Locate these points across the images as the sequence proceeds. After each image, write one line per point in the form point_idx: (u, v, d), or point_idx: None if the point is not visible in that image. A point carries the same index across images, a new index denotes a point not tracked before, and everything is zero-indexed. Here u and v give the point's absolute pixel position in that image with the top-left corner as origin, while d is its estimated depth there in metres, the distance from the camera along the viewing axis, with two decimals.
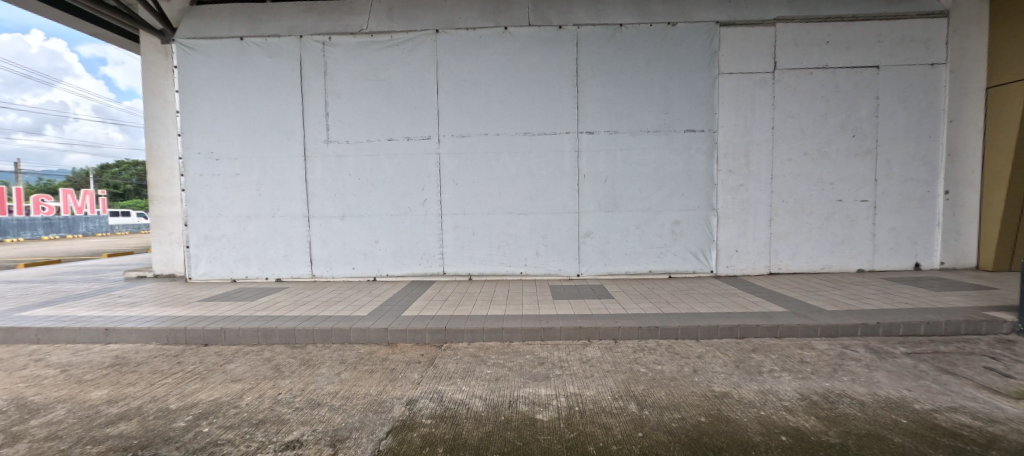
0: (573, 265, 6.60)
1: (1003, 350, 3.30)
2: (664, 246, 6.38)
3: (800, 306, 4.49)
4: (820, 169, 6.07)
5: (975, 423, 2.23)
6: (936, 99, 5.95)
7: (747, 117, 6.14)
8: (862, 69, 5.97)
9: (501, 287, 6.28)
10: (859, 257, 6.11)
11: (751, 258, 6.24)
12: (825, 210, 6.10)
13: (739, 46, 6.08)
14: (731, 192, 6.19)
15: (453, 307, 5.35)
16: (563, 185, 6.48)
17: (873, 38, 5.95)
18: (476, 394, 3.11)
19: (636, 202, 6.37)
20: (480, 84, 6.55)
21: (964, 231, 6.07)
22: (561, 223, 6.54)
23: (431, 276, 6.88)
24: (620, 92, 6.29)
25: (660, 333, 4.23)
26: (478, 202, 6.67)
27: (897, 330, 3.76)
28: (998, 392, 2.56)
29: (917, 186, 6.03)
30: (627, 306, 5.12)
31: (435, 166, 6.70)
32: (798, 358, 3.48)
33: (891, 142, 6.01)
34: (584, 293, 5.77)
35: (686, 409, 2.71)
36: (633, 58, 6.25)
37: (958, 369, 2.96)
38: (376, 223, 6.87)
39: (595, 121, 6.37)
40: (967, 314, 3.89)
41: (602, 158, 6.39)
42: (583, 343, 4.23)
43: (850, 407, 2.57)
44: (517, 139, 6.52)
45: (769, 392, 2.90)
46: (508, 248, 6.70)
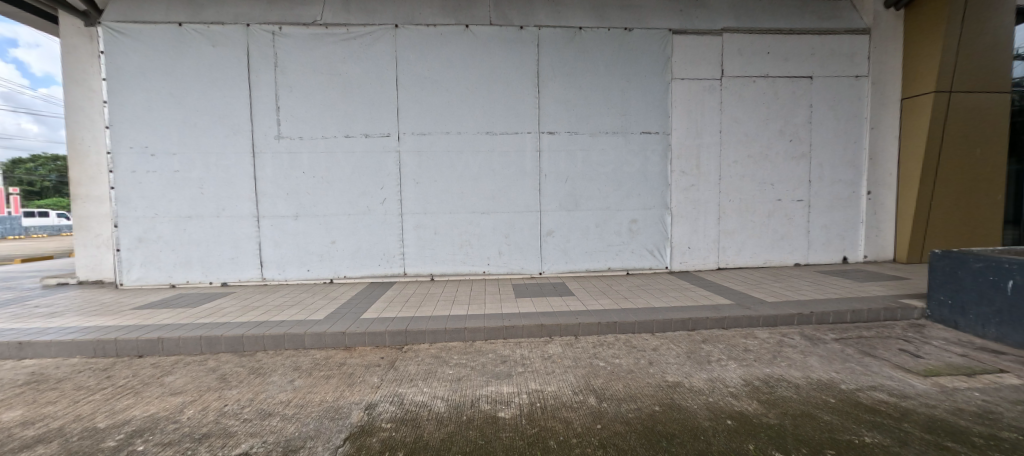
0: (535, 264, 6.71)
1: (909, 332, 4.12)
2: (622, 244, 6.71)
3: (746, 298, 5.19)
4: (762, 170, 6.66)
5: (889, 399, 2.86)
6: (859, 108, 6.67)
7: (697, 120, 6.60)
8: (799, 78, 6.58)
9: (463, 287, 6.23)
10: (795, 252, 6.79)
11: (702, 254, 6.78)
12: (767, 208, 6.71)
13: (690, 53, 6.51)
14: (683, 192, 6.65)
15: (414, 308, 5.21)
16: (526, 184, 6.57)
17: (807, 51, 6.57)
18: (437, 394, 3.10)
19: (596, 202, 6.63)
20: (442, 82, 6.42)
21: (883, 227, 6.84)
22: (524, 222, 6.62)
23: (392, 277, 6.56)
24: (578, 95, 6.49)
25: (618, 328, 4.58)
26: (439, 202, 6.54)
27: (828, 318, 4.51)
28: (909, 371, 3.26)
29: (844, 187, 6.75)
30: (587, 302, 5.42)
31: (395, 165, 6.44)
32: (742, 347, 4.02)
33: (822, 146, 6.69)
34: (545, 291, 5.95)
35: (642, 400, 3.02)
36: (594, 61, 6.47)
37: (878, 351, 3.69)
38: (333, 222, 6.49)
39: (557, 122, 6.52)
40: (887, 302, 4.73)
41: (562, 158, 6.56)
42: (545, 339, 4.43)
43: (788, 390, 3.07)
44: (478, 138, 6.48)
45: (717, 379, 3.33)
46: (470, 249, 6.65)
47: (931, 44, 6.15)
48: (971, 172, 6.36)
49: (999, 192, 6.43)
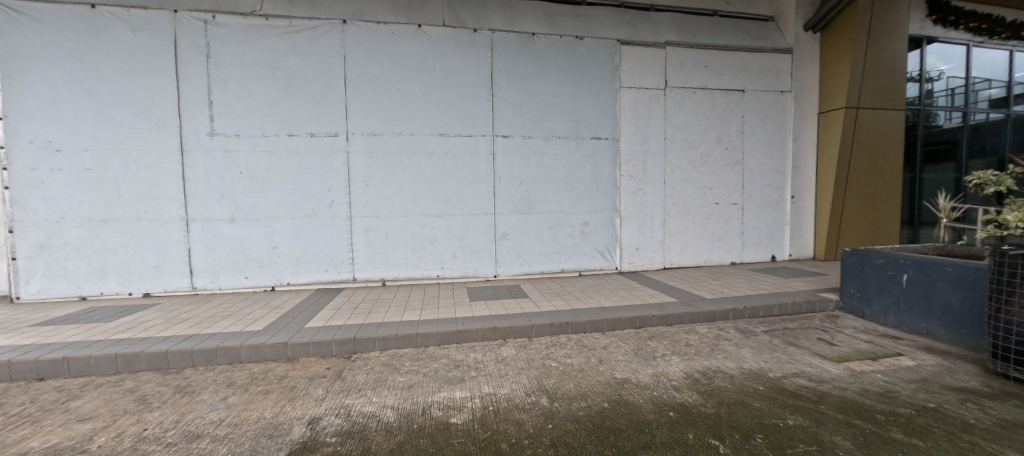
0: (490, 267, 6.61)
1: (826, 322, 4.56)
2: (575, 247, 6.82)
3: (688, 296, 5.47)
4: (702, 176, 7.10)
5: (809, 384, 3.11)
6: (784, 120, 7.34)
7: (644, 127, 6.89)
8: (733, 91, 7.12)
9: (416, 291, 5.96)
10: (731, 252, 7.30)
11: (649, 254, 7.06)
12: (706, 211, 7.16)
13: (637, 63, 6.80)
14: (631, 195, 6.90)
15: (363, 315, 4.87)
16: (480, 188, 6.46)
17: (740, 66, 7.12)
18: (387, 404, 2.88)
19: (550, 205, 6.68)
20: (394, 82, 6.11)
21: (804, 228, 7.56)
22: (478, 225, 6.52)
23: (340, 283, 6.19)
24: (532, 99, 6.52)
25: (570, 328, 4.60)
26: (390, 206, 6.22)
27: (758, 312, 4.87)
28: (825, 357, 3.59)
29: (772, 191, 7.38)
30: (541, 304, 5.40)
31: (343, 166, 6.03)
32: (684, 342, 4.20)
33: (754, 154, 7.28)
34: (500, 294, 5.86)
35: (591, 397, 3.02)
36: (546, 67, 6.53)
37: (801, 341, 4.02)
38: (275, 226, 5.93)
39: (510, 125, 6.49)
40: (808, 295, 5.20)
41: (516, 162, 6.54)
42: (499, 342, 4.33)
43: (724, 380, 3.23)
44: (431, 140, 6.27)
45: (661, 374, 3.43)
46: (424, 253, 6.38)
47: (841, 66, 6.92)
48: (875, 179, 7.18)
49: (897, 197, 7.26)
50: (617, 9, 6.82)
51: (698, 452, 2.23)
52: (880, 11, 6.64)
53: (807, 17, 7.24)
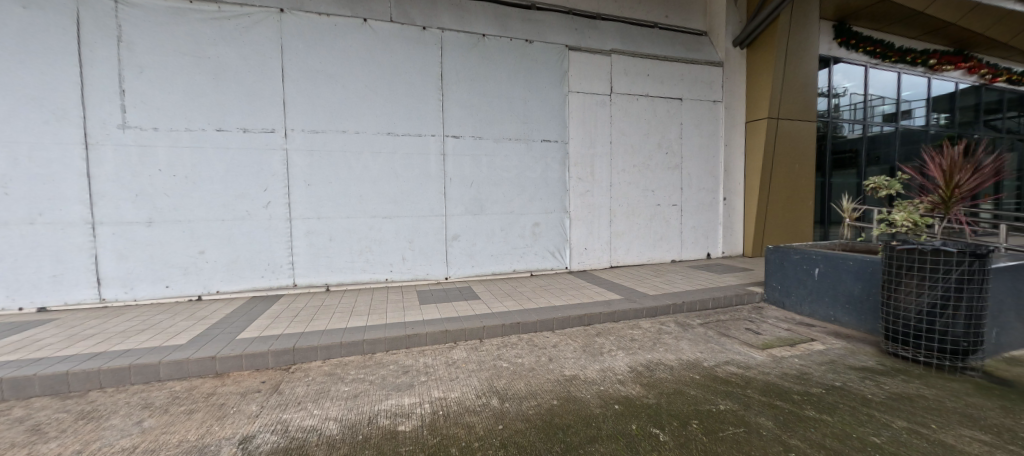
0: (441, 269, 6.38)
1: (752, 313, 5.00)
2: (526, 247, 6.83)
3: (632, 293, 5.72)
4: (645, 179, 7.49)
5: (738, 370, 3.37)
6: (716, 128, 7.98)
7: (591, 132, 7.10)
8: (672, 99, 7.60)
9: (363, 296, 5.56)
10: (670, 251, 7.78)
11: (597, 254, 7.28)
12: (649, 212, 7.55)
13: (584, 69, 6.99)
14: (579, 197, 7.07)
15: (304, 323, 4.42)
16: (430, 188, 6.21)
17: (677, 76, 7.62)
18: (330, 415, 2.61)
19: (501, 206, 6.62)
20: (340, 78, 5.67)
21: (734, 227, 8.26)
22: (429, 226, 6.25)
23: (278, 290, 5.57)
24: (483, 99, 6.43)
25: (521, 328, 4.56)
26: (335, 208, 5.74)
27: (695, 306, 5.21)
28: (751, 345, 3.92)
29: (707, 194, 7.98)
30: (492, 305, 5.31)
31: (281, 164, 5.45)
32: (629, 337, 4.36)
33: (690, 159, 7.83)
34: (451, 296, 5.67)
35: (541, 395, 3.00)
36: (496, 68, 6.47)
37: (731, 331, 4.36)
38: (200, 229, 5.18)
39: (460, 125, 6.33)
40: (737, 289, 5.68)
41: (467, 163, 6.39)
42: (450, 345, 4.16)
43: (665, 372, 3.38)
44: (378, 139, 5.90)
45: (607, 369, 3.51)
46: (372, 255, 5.97)
47: (761, 82, 7.68)
48: (792, 184, 8.00)
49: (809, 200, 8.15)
50: (565, 15, 6.97)
51: (643, 443, 2.31)
52: (794, 34, 7.45)
53: (735, 35, 7.94)
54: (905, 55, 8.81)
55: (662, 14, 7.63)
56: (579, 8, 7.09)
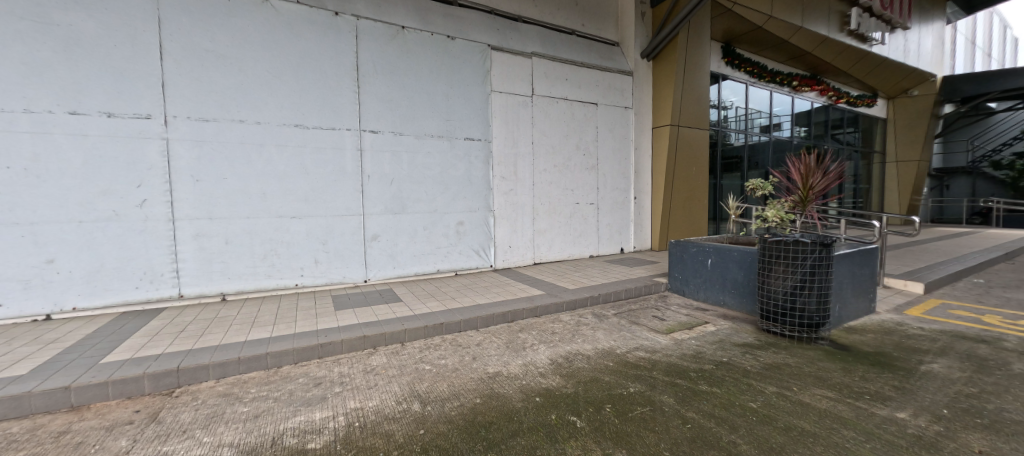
0: (359, 271, 5.83)
1: (658, 302, 5.52)
2: (450, 247, 6.60)
3: (553, 288, 5.92)
4: (565, 179, 7.79)
5: (646, 355, 3.66)
6: (627, 133, 8.64)
7: (513, 132, 7.14)
8: (588, 104, 8.01)
9: (268, 304, 4.81)
10: (588, 247, 8.23)
11: (520, 251, 7.35)
12: (568, 211, 7.88)
13: (507, 69, 7.01)
14: (503, 196, 7.06)
15: (192, 339, 3.63)
16: (346, 186, 5.63)
17: (593, 82, 8.06)
18: (224, 441, 2.17)
19: (423, 204, 6.28)
20: (237, 60, 4.81)
21: (643, 224, 9.03)
22: (345, 226, 5.66)
23: (158, 304, 4.55)
24: (403, 94, 6.03)
25: (444, 329, 4.37)
26: (232, 207, 4.87)
27: (610, 297, 5.58)
28: (657, 331, 4.31)
29: (619, 193, 8.60)
30: (414, 306, 5.02)
31: (161, 156, 4.46)
32: (550, 330, 4.47)
33: (605, 161, 8.36)
34: (371, 299, 5.21)
35: (465, 395, 2.88)
36: (417, 62, 6.12)
37: (641, 319, 4.75)
38: (47, 234, 4.01)
39: (378, 120, 5.85)
40: (645, 280, 6.24)
41: (386, 160, 5.94)
42: (368, 352, 3.79)
43: (582, 361, 3.53)
44: (284, 131, 5.16)
45: (529, 363, 3.53)
46: (278, 260, 5.20)
47: (664, 94, 8.54)
48: (689, 185, 9.02)
49: (700, 200, 9.29)
50: (487, 15, 6.91)
51: (562, 431, 2.37)
52: (689, 53, 8.42)
53: (642, 48, 8.66)
54: (774, 77, 10.57)
55: (579, 23, 8.01)
56: (500, 9, 7.08)
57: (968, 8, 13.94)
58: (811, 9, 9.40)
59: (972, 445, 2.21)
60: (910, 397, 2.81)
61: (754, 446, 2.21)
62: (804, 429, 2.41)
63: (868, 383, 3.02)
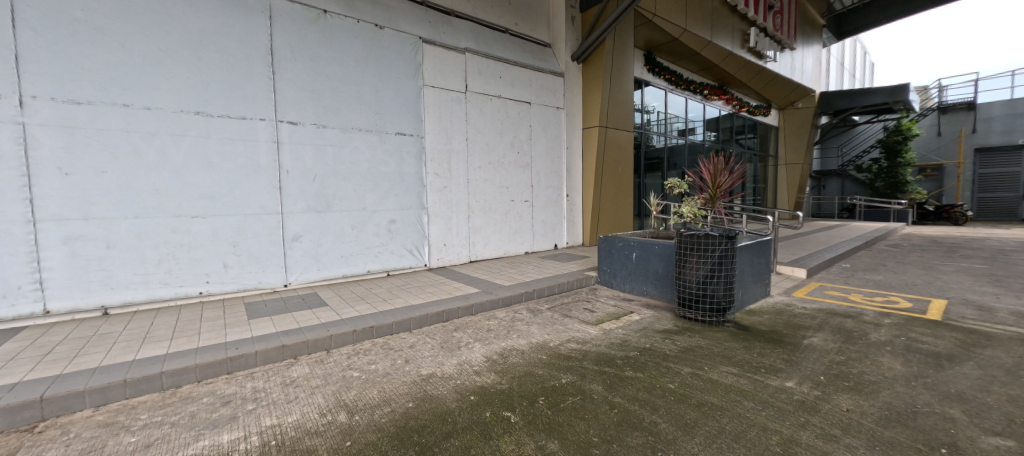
0: (277, 275, 5.20)
1: (589, 294, 5.73)
2: (381, 246, 6.18)
3: (488, 285, 5.85)
4: (500, 176, 7.73)
5: (577, 346, 3.75)
6: (560, 132, 8.82)
7: (447, 128, 6.89)
8: (522, 102, 8.02)
9: (164, 316, 4.10)
10: (524, 243, 8.28)
11: (456, 249, 7.13)
12: (504, 208, 7.84)
13: (439, 63, 6.73)
14: (437, 193, 6.78)
15: (62, 362, 2.94)
16: (260, 182, 4.98)
17: (527, 82, 8.08)
18: None
19: (350, 202, 5.79)
20: (118, 34, 4.02)
21: (574, 220, 9.29)
22: (259, 226, 5.01)
23: (17, 323, 3.69)
24: (326, 84, 5.50)
25: (374, 332, 4.05)
26: (113, 203, 4.07)
27: (544, 292, 5.67)
28: (588, 322, 4.45)
29: (553, 191, 8.77)
30: (342, 310, 4.60)
31: (17, 144, 3.61)
32: (485, 328, 4.39)
33: (540, 159, 8.46)
34: (291, 305, 4.67)
35: (396, 400, 2.68)
36: (342, 50, 5.62)
37: (573, 312, 4.88)
38: None
39: (298, 111, 5.26)
40: (577, 274, 6.44)
41: (307, 154, 5.37)
42: (288, 363, 3.36)
43: (516, 357, 3.50)
44: (182, 119, 4.41)
45: (464, 362, 3.41)
46: (178, 265, 4.47)
47: (594, 96, 8.87)
48: (617, 183, 9.53)
49: (626, 198, 9.83)
50: (418, 6, 6.59)
51: (496, 428, 2.30)
52: (616, 59, 8.86)
53: (573, 50, 8.91)
54: (689, 85, 11.63)
55: (512, 21, 7.97)
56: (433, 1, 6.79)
57: (836, 36, 16.56)
58: (718, 27, 10.47)
59: (842, 405, 2.58)
60: (796, 367, 3.22)
61: (674, 424, 2.35)
62: (714, 403, 2.62)
63: (765, 358, 3.41)
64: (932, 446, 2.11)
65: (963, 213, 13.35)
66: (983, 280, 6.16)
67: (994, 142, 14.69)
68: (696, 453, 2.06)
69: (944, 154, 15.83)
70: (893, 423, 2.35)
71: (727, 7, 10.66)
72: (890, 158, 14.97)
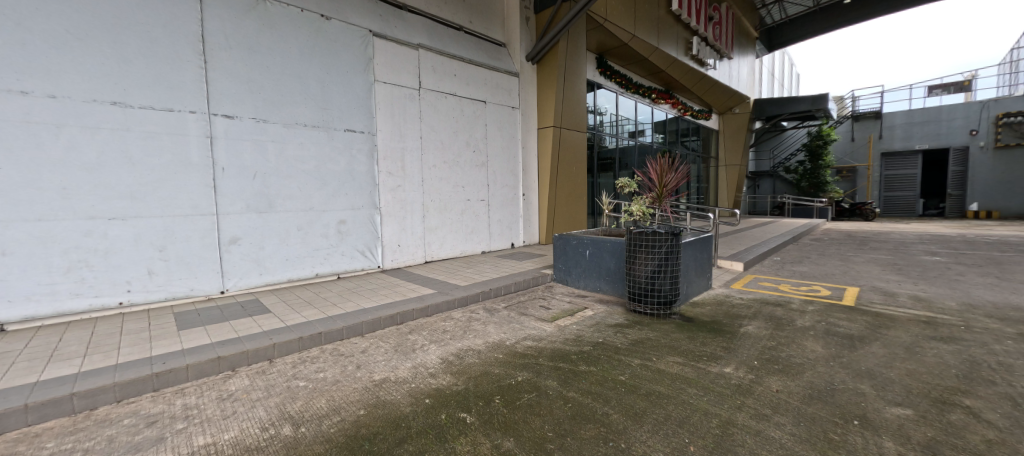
0: (212, 281, 4.76)
1: (545, 292, 5.81)
2: (330, 248, 5.86)
3: (444, 285, 5.75)
4: (456, 175, 7.61)
5: (533, 343, 3.79)
6: (515, 132, 8.86)
7: (400, 125, 6.65)
8: (477, 101, 7.95)
9: (74, 331, 3.61)
10: (481, 243, 8.22)
11: (411, 250, 6.92)
12: (461, 207, 7.73)
13: (391, 58, 6.47)
14: (390, 192, 6.53)
15: None
16: (191, 179, 4.53)
17: (481, 81, 8.02)
18: None
19: (295, 202, 5.43)
20: (13, 10, 3.51)
21: (531, 219, 9.37)
22: (191, 228, 4.56)
23: None
24: (267, 75, 5.11)
25: (323, 339, 3.83)
26: (7, 203, 3.52)
27: (501, 291, 5.66)
28: (543, 320, 4.51)
29: (510, 190, 8.79)
30: (287, 316, 4.31)
31: None
32: (441, 329, 4.30)
33: (496, 158, 8.44)
34: (229, 313, 4.30)
35: (347, 408, 2.55)
36: (284, 39, 5.25)
37: (530, 310, 4.92)
38: None
39: (236, 104, 4.85)
40: (534, 273, 6.51)
41: (246, 150, 4.96)
42: (224, 376, 3.08)
43: (472, 357, 3.46)
44: (94, 109, 3.91)
45: (419, 365, 3.32)
46: (93, 272, 3.97)
47: (548, 97, 9.00)
48: (571, 183, 9.75)
49: (580, 197, 10.09)
50: None
51: (451, 430, 2.26)
52: (570, 61, 9.05)
53: (527, 51, 8.97)
54: (638, 89, 12.17)
55: (467, 19, 7.86)
56: None
57: (767, 48, 18.10)
58: (664, 34, 11.04)
59: (773, 386, 2.82)
60: (734, 354, 3.47)
61: (625, 414, 2.44)
62: (661, 392, 2.75)
63: (707, 346, 3.64)
64: (847, 419, 2.36)
65: (872, 211, 15.16)
66: (887, 269, 7.02)
67: (896, 147, 16.82)
68: (645, 441, 2.14)
69: (857, 157, 17.81)
70: (814, 400, 2.61)
71: (672, 16, 11.28)
72: (813, 160, 16.59)
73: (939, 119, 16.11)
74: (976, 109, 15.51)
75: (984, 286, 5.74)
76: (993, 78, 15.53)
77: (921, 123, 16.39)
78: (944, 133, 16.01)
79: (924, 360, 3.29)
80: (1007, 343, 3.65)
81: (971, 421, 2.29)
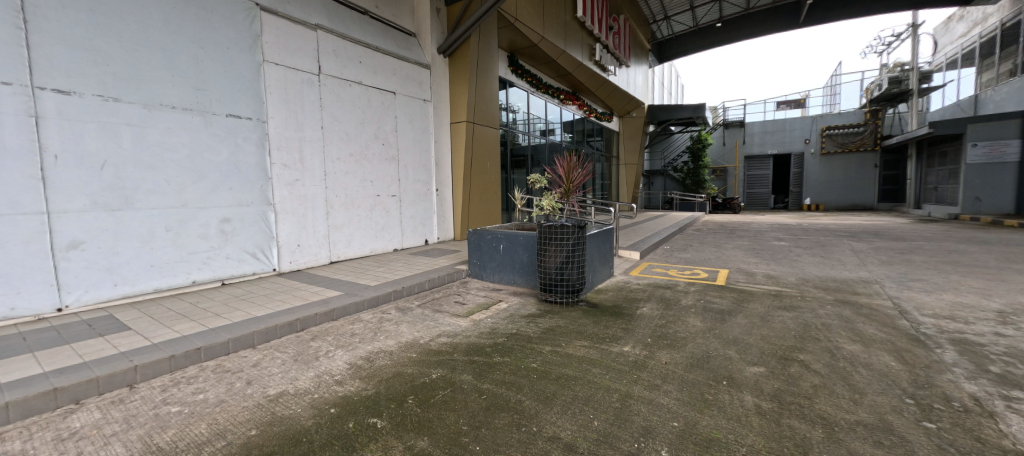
0: (43, 296, 3.82)
1: (460, 288, 5.81)
2: (212, 251, 5.09)
3: (351, 286, 5.42)
4: (364, 169, 7.17)
5: (448, 340, 3.79)
6: (427, 126, 8.65)
7: (297, 112, 6.01)
8: (387, 92, 7.56)
9: None
10: (393, 240, 7.89)
11: (314, 250, 6.36)
12: (370, 203, 7.31)
13: (283, 38, 5.80)
14: (286, 187, 5.89)
15: None
16: (6, 169, 3.57)
17: (391, 70, 7.63)
18: None
19: (163, 197, 4.61)
20: None
21: (445, 214, 9.28)
22: (8, 231, 3.60)
23: None
24: (117, 44, 4.21)
25: (202, 356, 3.33)
26: None
27: (415, 289, 5.52)
28: (457, 316, 4.52)
29: (423, 185, 8.58)
30: (154, 333, 3.65)
31: None
32: (348, 333, 4.05)
33: (408, 152, 8.14)
34: (71, 335, 3.50)
35: (236, 430, 2.29)
36: (140, 3, 4.37)
37: (445, 307, 4.89)
38: None
39: (71, 77, 3.93)
40: (449, 269, 6.47)
41: (89, 134, 4.05)
42: (64, 411, 2.51)
43: (384, 359, 3.34)
44: None
45: (324, 373, 3.10)
46: None
47: (461, 91, 8.93)
48: (487, 178, 9.84)
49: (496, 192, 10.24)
50: None
51: (360, 438, 2.17)
52: (483, 56, 9.09)
53: (439, 43, 8.76)
54: (547, 89, 12.77)
55: (373, 3, 7.38)
56: None
57: (660, 60, 20.32)
58: (571, 39, 11.71)
59: (662, 360, 3.22)
60: (631, 334, 3.88)
61: (536, 400, 2.58)
62: (569, 375, 2.97)
63: (609, 329, 4.02)
64: (718, 380, 2.82)
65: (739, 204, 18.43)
66: (749, 253, 8.50)
67: (754, 152, 20.36)
68: (555, 422, 2.30)
69: (726, 160, 21.04)
70: (694, 367, 3.06)
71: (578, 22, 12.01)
72: (694, 160, 19.13)
73: (785, 130, 19.85)
74: (809, 122, 19.38)
75: (813, 263, 7.29)
76: (819, 98, 19.32)
77: (772, 132, 20.04)
78: (788, 141, 19.85)
79: (771, 326, 4.06)
80: (826, 308, 4.70)
81: (803, 371, 2.92)
